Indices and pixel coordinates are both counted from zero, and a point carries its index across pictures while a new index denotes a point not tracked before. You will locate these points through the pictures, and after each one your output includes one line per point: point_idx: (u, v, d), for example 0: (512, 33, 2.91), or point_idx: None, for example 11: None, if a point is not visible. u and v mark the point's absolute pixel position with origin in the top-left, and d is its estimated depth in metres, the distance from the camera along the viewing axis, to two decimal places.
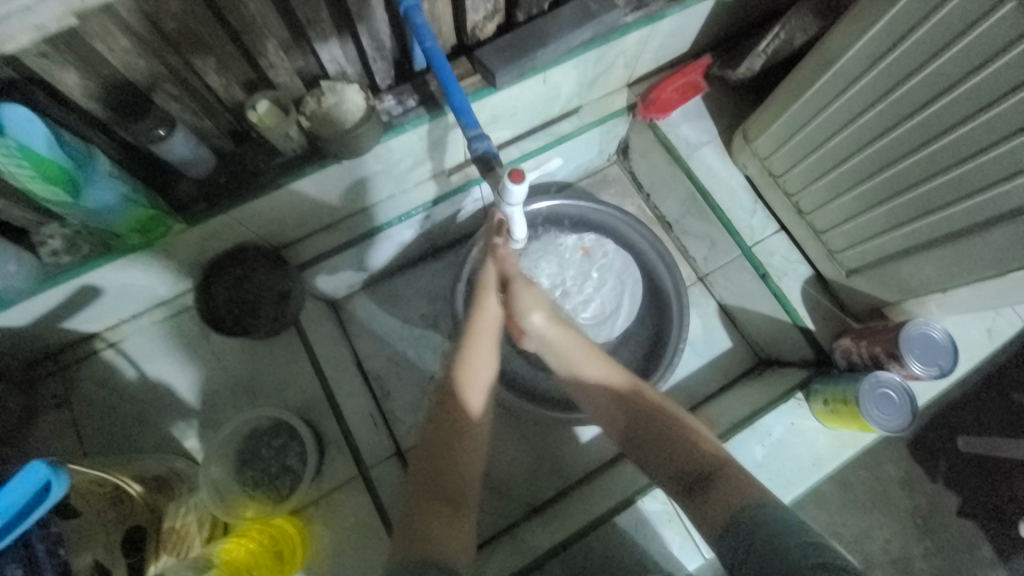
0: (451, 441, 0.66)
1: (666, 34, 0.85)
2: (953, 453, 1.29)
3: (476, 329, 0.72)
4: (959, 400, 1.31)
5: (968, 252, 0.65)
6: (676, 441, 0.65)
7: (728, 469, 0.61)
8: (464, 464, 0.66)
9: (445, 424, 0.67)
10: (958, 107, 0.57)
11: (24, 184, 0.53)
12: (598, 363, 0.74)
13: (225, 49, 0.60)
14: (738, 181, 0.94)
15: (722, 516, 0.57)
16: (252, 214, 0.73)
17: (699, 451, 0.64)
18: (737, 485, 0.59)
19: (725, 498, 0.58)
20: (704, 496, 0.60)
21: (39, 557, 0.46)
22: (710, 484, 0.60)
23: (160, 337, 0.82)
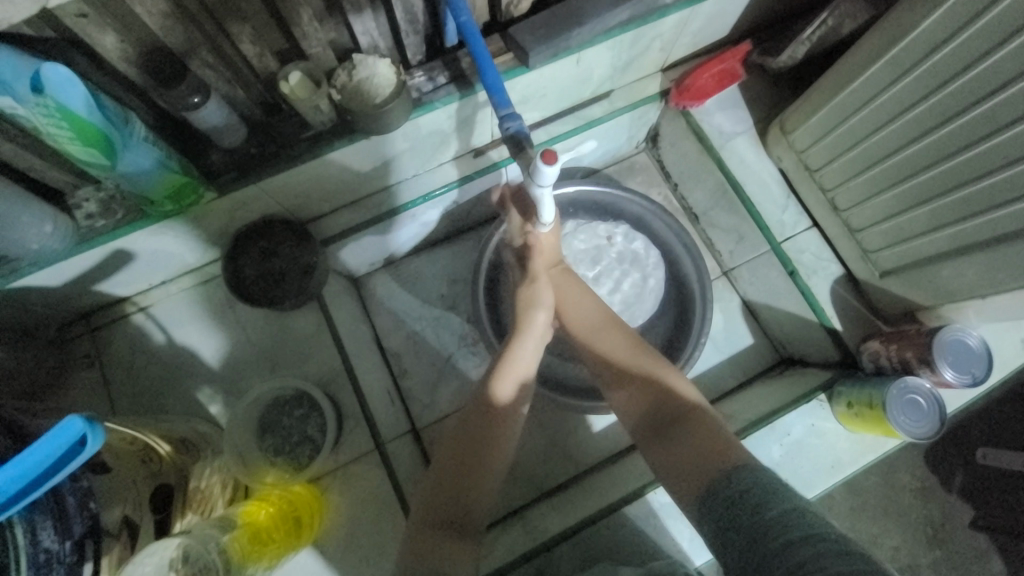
0: (486, 435, 0.67)
1: (706, 17, 0.82)
2: (972, 465, 1.26)
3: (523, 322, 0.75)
4: (983, 412, 1.27)
5: (1014, 258, 0.62)
6: (657, 392, 0.69)
7: (702, 417, 0.65)
8: (491, 469, 0.66)
9: (482, 428, 0.68)
10: (1015, 105, 0.54)
11: (64, 146, 0.54)
12: (594, 313, 0.79)
13: (260, 17, 0.59)
14: (772, 174, 0.91)
15: (694, 467, 0.60)
16: (280, 186, 0.73)
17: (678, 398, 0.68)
18: (708, 432, 0.63)
19: (695, 445, 0.62)
20: (676, 443, 0.63)
21: (69, 510, 0.47)
22: (686, 432, 0.64)
23: (187, 305, 0.84)
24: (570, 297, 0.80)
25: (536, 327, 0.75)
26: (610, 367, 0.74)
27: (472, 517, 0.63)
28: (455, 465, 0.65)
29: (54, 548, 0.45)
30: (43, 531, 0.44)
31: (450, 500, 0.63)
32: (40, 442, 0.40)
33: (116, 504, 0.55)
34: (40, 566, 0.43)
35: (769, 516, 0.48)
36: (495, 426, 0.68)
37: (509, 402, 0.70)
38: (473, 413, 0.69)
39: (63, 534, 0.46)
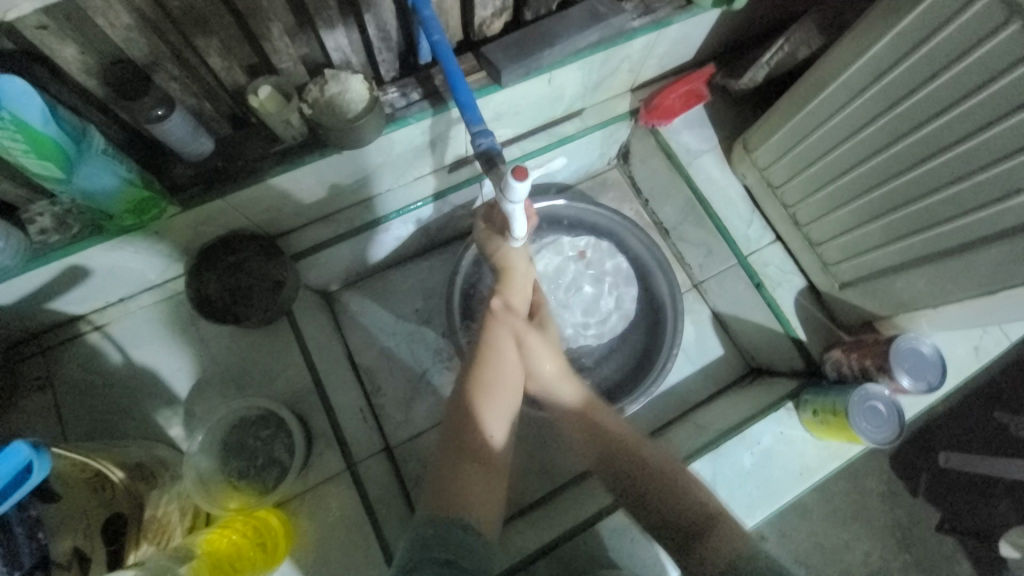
0: (467, 459, 0.66)
1: (671, 41, 0.86)
2: (935, 469, 1.31)
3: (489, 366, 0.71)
4: (943, 417, 1.33)
5: (960, 269, 0.65)
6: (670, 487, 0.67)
7: (724, 521, 0.63)
8: (491, 448, 0.68)
9: (462, 450, 0.67)
10: (957, 126, 0.58)
11: (16, 159, 0.52)
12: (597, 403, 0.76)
13: (229, 32, 0.59)
14: (737, 190, 0.94)
15: (721, 571, 0.58)
16: (247, 200, 0.72)
17: (694, 498, 0.66)
18: (730, 534, 0.61)
19: (719, 547, 0.60)
20: (700, 545, 0.61)
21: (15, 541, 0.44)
22: (709, 539, 0.61)
23: (148, 323, 0.81)
24: (575, 381, 0.76)
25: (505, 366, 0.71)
26: (614, 458, 0.71)
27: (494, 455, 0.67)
28: (456, 432, 0.68)
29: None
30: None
31: (466, 442, 0.67)
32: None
33: (65, 534, 0.51)
34: None
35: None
36: (481, 451, 0.67)
37: (502, 441, 0.69)
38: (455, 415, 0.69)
39: (8, 566, 0.43)
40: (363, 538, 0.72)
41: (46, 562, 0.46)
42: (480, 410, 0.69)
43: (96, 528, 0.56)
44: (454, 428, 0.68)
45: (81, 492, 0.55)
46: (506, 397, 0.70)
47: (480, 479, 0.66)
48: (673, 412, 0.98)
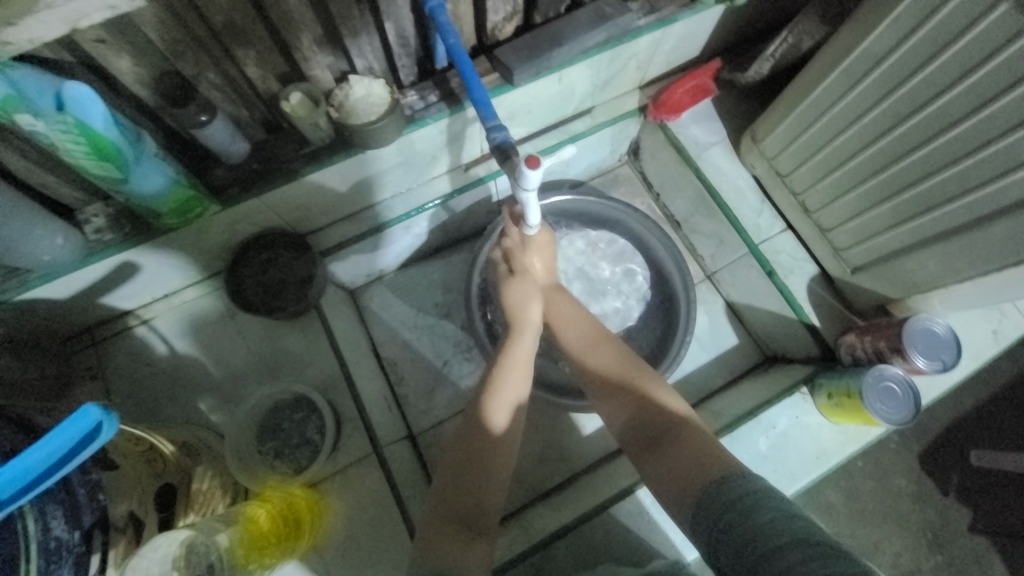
0: (471, 469, 0.66)
1: (677, 38, 0.89)
2: (967, 467, 1.28)
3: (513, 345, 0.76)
4: (973, 413, 1.30)
5: (971, 246, 0.66)
6: (647, 406, 0.68)
7: (690, 429, 0.64)
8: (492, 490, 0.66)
9: (470, 458, 0.67)
10: (956, 106, 0.60)
11: (79, 162, 0.58)
12: (585, 324, 0.81)
13: (264, 42, 0.64)
14: (746, 180, 0.96)
15: (682, 477, 0.58)
16: (280, 200, 0.77)
17: (663, 408, 0.67)
18: (698, 445, 0.61)
19: (686, 460, 0.60)
20: (666, 452, 0.63)
21: (78, 499, 0.49)
22: (674, 440, 0.63)
23: (188, 317, 0.87)
24: (567, 311, 0.82)
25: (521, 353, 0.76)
26: (610, 397, 0.73)
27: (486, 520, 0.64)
28: (452, 494, 0.65)
29: (63, 537, 0.47)
30: (54, 520, 0.46)
31: (460, 500, 0.65)
32: (62, 425, 0.43)
33: (123, 499, 0.56)
34: (51, 552, 0.45)
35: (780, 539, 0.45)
36: (487, 465, 0.67)
37: (505, 426, 0.70)
38: (467, 437, 0.69)
39: (72, 523, 0.48)
40: (389, 518, 0.76)
41: (101, 522, 0.51)
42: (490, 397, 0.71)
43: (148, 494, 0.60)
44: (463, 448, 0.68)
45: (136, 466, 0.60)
46: (514, 384, 0.73)
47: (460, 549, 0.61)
48: (689, 401, 0.99)
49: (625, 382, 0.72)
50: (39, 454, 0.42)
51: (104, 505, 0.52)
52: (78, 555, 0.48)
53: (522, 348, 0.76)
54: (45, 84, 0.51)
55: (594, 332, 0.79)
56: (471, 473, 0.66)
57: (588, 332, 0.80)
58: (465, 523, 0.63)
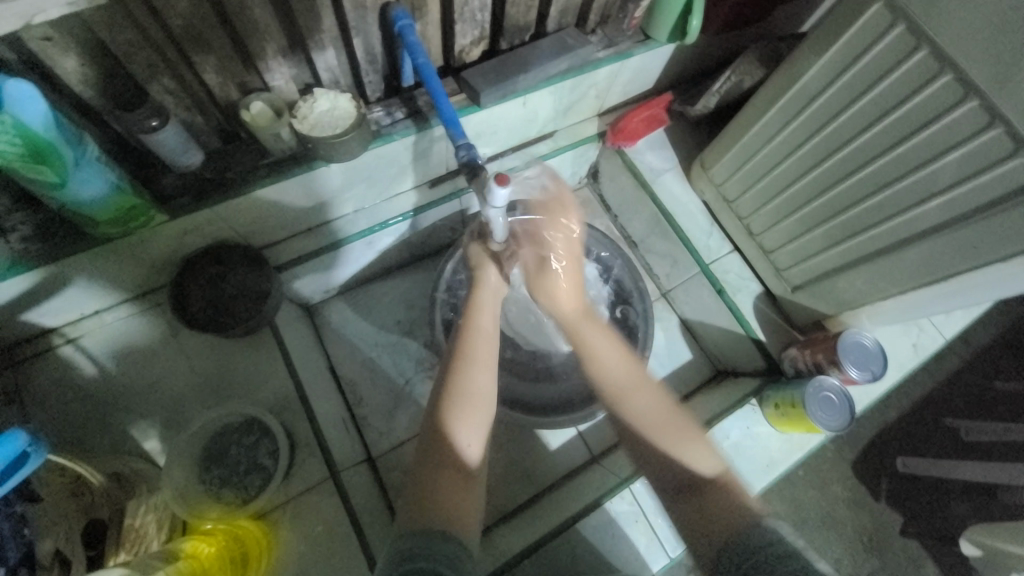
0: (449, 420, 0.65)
1: (632, 70, 0.97)
2: (895, 475, 1.38)
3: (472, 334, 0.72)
4: (896, 422, 1.42)
5: (892, 267, 0.73)
6: (682, 456, 0.63)
7: (723, 485, 0.62)
8: (461, 472, 0.63)
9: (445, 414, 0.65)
10: (878, 142, 0.67)
11: (9, 164, 0.53)
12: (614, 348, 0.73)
13: (226, 50, 0.62)
14: (697, 205, 1.03)
15: (713, 530, 0.58)
16: (235, 211, 0.74)
17: (694, 460, 0.63)
18: (725, 495, 0.60)
19: (714, 505, 0.60)
20: (697, 501, 0.61)
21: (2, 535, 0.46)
22: (705, 492, 0.61)
23: (124, 335, 0.79)
24: (591, 330, 0.74)
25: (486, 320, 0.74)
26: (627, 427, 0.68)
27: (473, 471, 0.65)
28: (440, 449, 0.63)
29: None
30: None
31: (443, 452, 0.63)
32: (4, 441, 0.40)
33: (48, 535, 0.54)
34: None
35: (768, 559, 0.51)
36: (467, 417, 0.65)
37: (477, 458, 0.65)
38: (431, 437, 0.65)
39: None
40: (345, 548, 0.71)
41: (29, 559, 0.48)
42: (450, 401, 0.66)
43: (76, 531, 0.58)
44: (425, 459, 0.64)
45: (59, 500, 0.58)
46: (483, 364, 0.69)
47: (458, 488, 0.62)
48: None
49: (670, 431, 0.65)
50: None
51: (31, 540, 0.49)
52: None
53: (486, 323, 0.74)
54: None
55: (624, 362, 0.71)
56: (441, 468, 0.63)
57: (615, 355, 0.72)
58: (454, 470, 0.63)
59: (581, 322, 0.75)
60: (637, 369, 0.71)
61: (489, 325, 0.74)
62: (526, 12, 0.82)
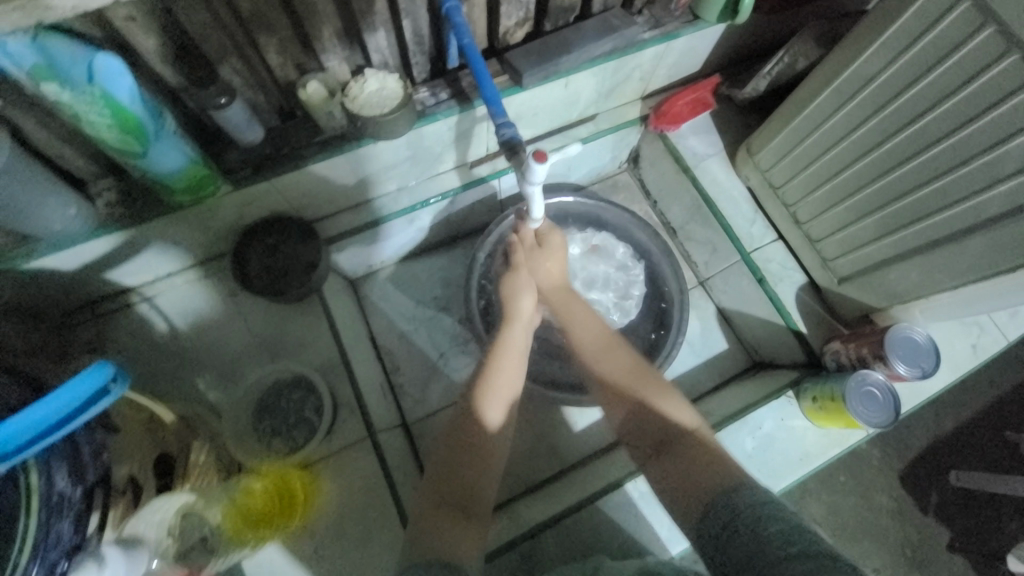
0: (466, 452, 0.68)
1: (679, 51, 0.95)
2: (946, 488, 1.31)
3: (503, 345, 0.78)
4: (952, 434, 1.34)
5: (950, 258, 0.69)
6: (664, 417, 0.69)
7: (695, 440, 0.66)
8: (477, 470, 0.67)
9: (465, 451, 0.68)
10: (939, 125, 0.64)
11: (100, 134, 0.59)
12: (596, 329, 0.80)
13: (287, 32, 0.67)
14: (740, 191, 1.00)
15: (696, 490, 0.60)
16: (291, 184, 0.79)
17: (667, 417, 0.69)
18: (704, 453, 0.64)
19: (690, 462, 0.64)
20: (674, 461, 0.65)
21: (81, 457, 0.49)
22: (679, 447, 0.66)
23: (190, 296, 0.87)
24: (575, 305, 0.83)
25: (514, 344, 0.78)
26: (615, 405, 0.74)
27: (475, 510, 0.64)
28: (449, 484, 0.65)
29: (67, 493, 0.47)
30: (57, 474, 0.46)
31: (451, 486, 0.65)
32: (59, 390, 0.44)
33: (125, 461, 0.56)
34: (55, 506, 0.45)
35: (768, 531, 0.49)
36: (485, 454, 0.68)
37: (500, 424, 0.71)
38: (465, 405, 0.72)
39: (77, 479, 0.48)
40: (380, 503, 0.77)
41: (104, 482, 0.50)
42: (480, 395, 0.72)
43: (148, 462, 0.59)
44: (455, 445, 0.69)
45: (135, 434, 0.59)
46: (506, 383, 0.74)
47: (463, 532, 0.62)
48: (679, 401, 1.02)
49: (640, 391, 0.73)
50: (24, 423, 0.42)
51: (108, 468, 0.51)
52: (80, 512, 0.47)
53: (510, 349, 0.78)
54: (74, 53, 0.52)
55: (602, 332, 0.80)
56: (467, 457, 0.68)
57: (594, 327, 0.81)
58: (459, 506, 0.64)
59: (570, 300, 0.84)
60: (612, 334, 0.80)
61: (518, 344, 0.79)
62: None
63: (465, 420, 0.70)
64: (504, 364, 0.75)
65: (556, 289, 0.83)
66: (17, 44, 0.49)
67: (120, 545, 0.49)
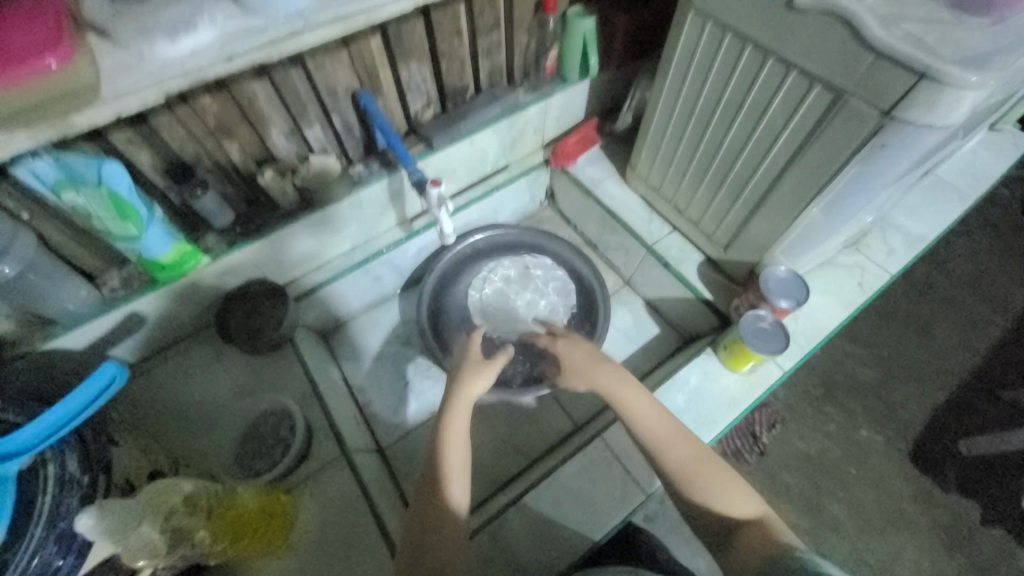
0: (439, 535, 0.66)
1: (558, 107, 1.22)
2: (960, 460, 1.43)
3: (451, 423, 0.75)
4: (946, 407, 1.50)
5: (777, 204, 0.86)
6: (723, 510, 0.69)
7: (760, 528, 0.66)
8: (452, 535, 0.67)
9: (433, 527, 0.67)
10: (728, 109, 0.85)
11: (105, 224, 0.79)
12: (662, 419, 0.77)
13: (246, 136, 0.90)
14: (635, 200, 1.20)
15: (748, 565, 0.63)
16: (259, 252, 0.98)
17: (729, 507, 0.69)
18: (761, 538, 0.64)
19: (748, 545, 0.64)
20: (733, 547, 0.66)
21: (90, 447, 0.64)
22: (739, 539, 0.66)
23: (179, 364, 1.00)
24: (624, 394, 0.80)
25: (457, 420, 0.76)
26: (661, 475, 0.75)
27: None
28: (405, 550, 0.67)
29: (75, 475, 0.61)
30: (70, 457, 0.61)
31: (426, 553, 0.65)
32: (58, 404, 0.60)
33: (126, 466, 0.68)
34: (66, 483, 0.59)
35: None
36: (447, 534, 0.66)
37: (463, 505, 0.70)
38: (430, 477, 0.72)
39: (83, 464, 0.62)
40: (356, 509, 0.84)
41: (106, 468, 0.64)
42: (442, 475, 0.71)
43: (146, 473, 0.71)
44: (421, 516, 0.69)
45: (132, 445, 0.71)
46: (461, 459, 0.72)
47: None
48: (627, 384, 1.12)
49: (707, 483, 0.71)
50: (2, 445, 0.55)
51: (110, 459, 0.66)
52: (85, 493, 0.60)
53: (458, 425, 0.75)
54: (89, 162, 0.72)
55: (654, 411, 0.78)
56: (436, 533, 0.66)
57: (657, 415, 0.78)
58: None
59: (618, 391, 0.80)
60: (674, 424, 0.77)
61: (461, 423, 0.76)
62: (459, 78, 1.09)
63: (433, 495, 0.70)
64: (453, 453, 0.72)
65: (596, 369, 0.84)
66: (45, 165, 0.70)
67: (121, 504, 0.60)
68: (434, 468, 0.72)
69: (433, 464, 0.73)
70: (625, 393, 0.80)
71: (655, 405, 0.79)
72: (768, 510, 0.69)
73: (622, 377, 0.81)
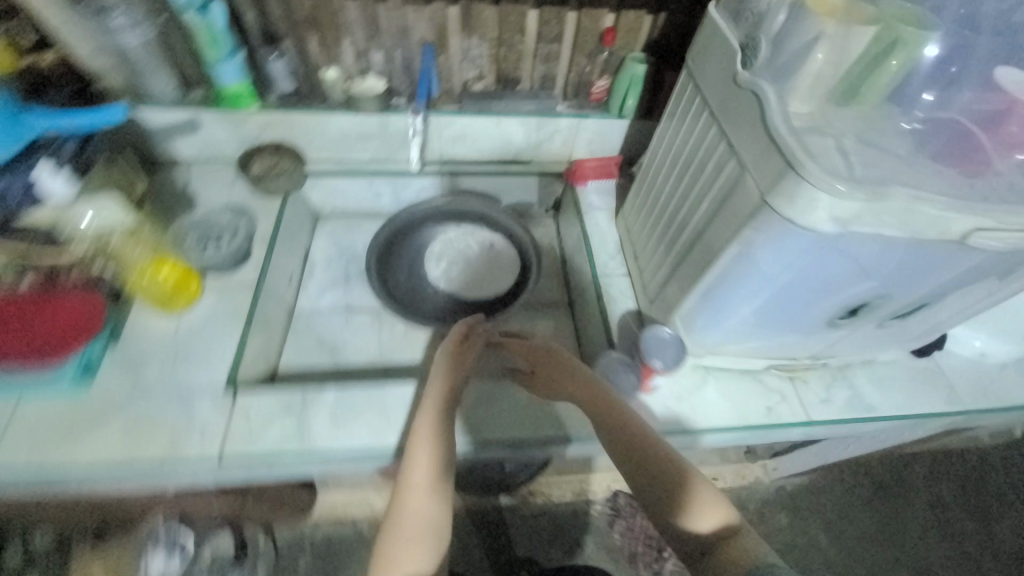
0: (439, 450, 0.83)
1: (590, 132, 1.33)
2: None
3: (429, 399, 0.87)
4: None
5: (687, 263, 0.88)
6: (693, 520, 0.80)
7: (743, 538, 0.76)
8: (441, 462, 0.82)
9: (442, 437, 0.84)
10: (683, 164, 0.91)
11: (200, 45, 1.09)
12: (627, 425, 0.87)
13: (329, 36, 1.17)
14: (610, 236, 1.26)
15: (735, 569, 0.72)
16: (297, 123, 1.23)
17: (695, 519, 0.80)
18: (749, 554, 0.74)
19: (726, 561, 0.74)
20: (707, 560, 0.76)
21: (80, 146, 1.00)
22: (721, 551, 0.76)
23: (199, 174, 1.24)
24: (596, 401, 0.90)
25: (442, 393, 0.88)
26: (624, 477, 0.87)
27: (437, 498, 0.81)
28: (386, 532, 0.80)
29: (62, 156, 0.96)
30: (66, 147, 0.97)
31: (423, 475, 0.81)
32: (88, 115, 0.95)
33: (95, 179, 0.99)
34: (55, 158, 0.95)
35: None
36: (448, 454, 0.83)
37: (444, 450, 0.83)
38: (434, 415, 0.85)
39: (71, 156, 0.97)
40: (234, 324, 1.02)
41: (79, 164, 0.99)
42: (425, 425, 0.84)
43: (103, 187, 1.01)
44: (421, 438, 0.83)
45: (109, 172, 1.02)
46: (436, 417, 0.85)
47: (442, 516, 0.81)
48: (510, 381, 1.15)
49: (673, 489, 0.82)
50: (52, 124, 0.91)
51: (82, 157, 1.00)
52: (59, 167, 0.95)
53: (435, 397, 0.87)
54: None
55: (632, 422, 0.87)
56: (422, 470, 0.82)
57: (626, 426, 0.87)
58: (428, 492, 0.81)
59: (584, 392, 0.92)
60: (646, 432, 0.87)
61: (439, 397, 0.87)
62: (513, 69, 1.28)
63: (430, 432, 0.84)
64: (418, 455, 0.82)
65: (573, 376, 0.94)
66: None
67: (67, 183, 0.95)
68: (427, 416, 0.86)
69: (424, 412, 0.86)
70: (601, 405, 0.90)
71: (635, 417, 0.89)
72: (738, 518, 0.80)
73: (588, 387, 0.92)
